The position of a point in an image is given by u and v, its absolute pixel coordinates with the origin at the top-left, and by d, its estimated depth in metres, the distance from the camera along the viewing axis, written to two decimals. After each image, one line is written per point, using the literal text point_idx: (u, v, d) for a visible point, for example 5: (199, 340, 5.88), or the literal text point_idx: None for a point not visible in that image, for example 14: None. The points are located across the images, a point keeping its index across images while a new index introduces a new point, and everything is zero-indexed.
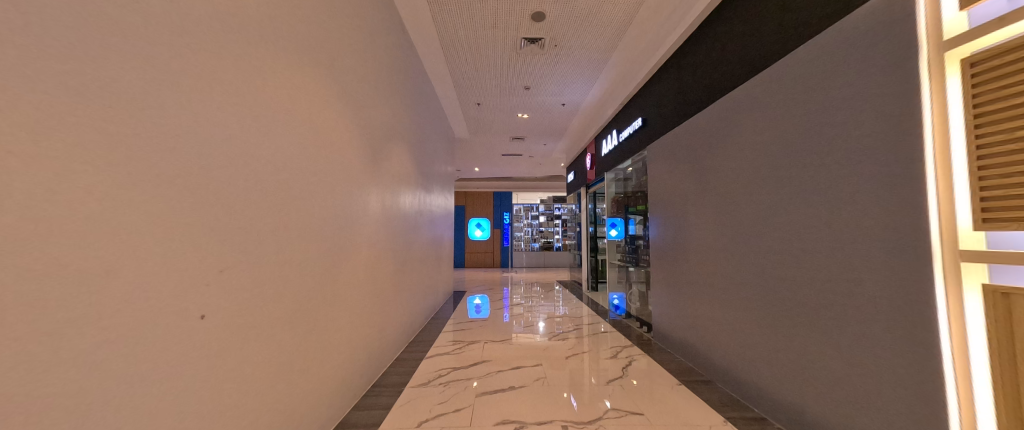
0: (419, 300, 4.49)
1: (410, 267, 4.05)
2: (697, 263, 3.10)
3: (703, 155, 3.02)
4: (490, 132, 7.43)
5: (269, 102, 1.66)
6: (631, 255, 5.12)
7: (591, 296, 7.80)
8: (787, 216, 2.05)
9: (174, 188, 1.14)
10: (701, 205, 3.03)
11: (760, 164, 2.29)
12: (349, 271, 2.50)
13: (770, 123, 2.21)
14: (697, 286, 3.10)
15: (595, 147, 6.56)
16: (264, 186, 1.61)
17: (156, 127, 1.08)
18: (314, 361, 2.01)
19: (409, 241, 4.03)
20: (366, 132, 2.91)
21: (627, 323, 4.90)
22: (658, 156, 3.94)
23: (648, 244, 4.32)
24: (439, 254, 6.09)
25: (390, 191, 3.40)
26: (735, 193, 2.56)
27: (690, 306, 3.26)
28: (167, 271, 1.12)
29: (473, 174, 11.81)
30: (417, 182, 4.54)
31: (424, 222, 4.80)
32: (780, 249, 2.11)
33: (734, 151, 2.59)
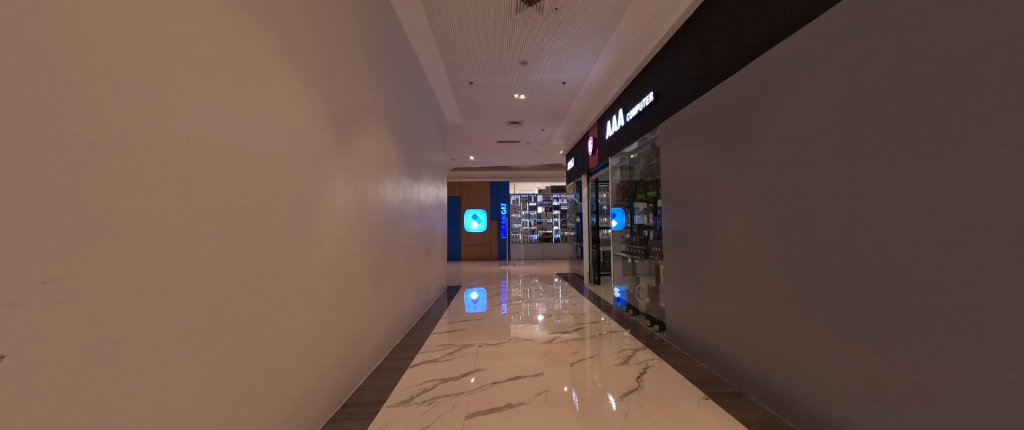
0: (406, 300, 4.08)
1: (393, 262, 3.64)
2: (731, 257, 2.72)
3: (740, 134, 2.62)
4: (484, 115, 6.95)
5: (208, 51, 1.26)
6: (637, 246, 4.72)
7: (593, 290, 7.42)
8: (865, 201, 1.67)
9: (49, 165, 0.75)
10: (738, 192, 2.64)
11: (825, 140, 1.91)
12: (312, 271, 2.09)
13: (840, 90, 1.82)
14: (728, 284, 2.74)
15: (597, 130, 6.09)
16: (200, 164, 1.21)
17: (9, 56, 0.69)
18: (263, 387, 1.61)
19: (393, 233, 3.60)
20: (337, 106, 2.48)
21: (635, 320, 4.51)
22: (673, 137, 3.54)
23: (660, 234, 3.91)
24: (431, 248, 5.67)
25: (366, 176, 2.97)
26: (788, 175, 2.17)
27: (715, 306, 2.89)
28: (20, 282, 0.71)
29: (468, 162, 11.32)
30: (403, 169, 4.11)
31: (411, 212, 4.38)
32: (854, 240, 1.74)
33: (784, 126, 2.20)
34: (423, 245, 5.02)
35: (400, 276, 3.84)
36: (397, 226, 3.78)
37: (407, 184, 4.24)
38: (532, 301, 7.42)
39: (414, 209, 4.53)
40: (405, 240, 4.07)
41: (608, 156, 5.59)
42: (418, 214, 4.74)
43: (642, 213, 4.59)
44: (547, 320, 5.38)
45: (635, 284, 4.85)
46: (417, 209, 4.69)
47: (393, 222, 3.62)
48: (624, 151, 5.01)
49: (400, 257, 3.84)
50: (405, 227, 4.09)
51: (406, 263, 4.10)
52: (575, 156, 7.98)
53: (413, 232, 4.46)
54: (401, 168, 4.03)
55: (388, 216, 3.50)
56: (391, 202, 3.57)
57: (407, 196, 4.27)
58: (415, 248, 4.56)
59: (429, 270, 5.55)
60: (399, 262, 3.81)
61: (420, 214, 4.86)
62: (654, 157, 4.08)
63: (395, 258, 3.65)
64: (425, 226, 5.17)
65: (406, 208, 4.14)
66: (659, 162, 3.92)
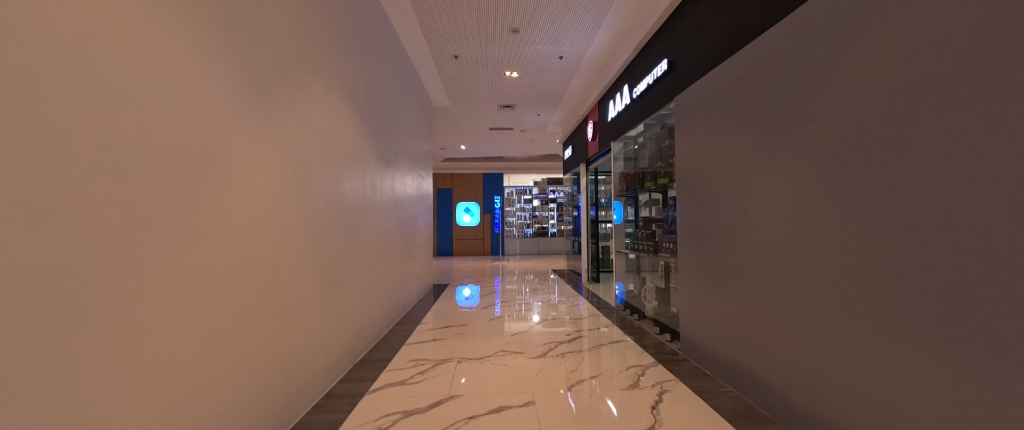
0: (376, 303, 3.52)
1: (356, 259, 3.07)
2: (769, 255, 2.20)
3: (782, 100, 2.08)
4: (473, 97, 6.33)
5: None
6: (644, 241, 4.18)
7: (592, 288, 6.88)
8: (1014, 177, 1.11)
9: None
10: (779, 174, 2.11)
11: (915, 96, 1.38)
12: (224, 276, 1.53)
13: (941, 21, 1.30)
14: (766, 287, 2.22)
15: (598, 113, 5.52)
16: None
17: None
18: None
19: (355, 225, 3.04)
20: (274, 60, 1.92)
21: (641, 325, 3.97)
22: (692, 112, 2.99)
23: (674, 228, 3.36)
24: (412, 242, 5.10)
25: (314, 155, 2.39)
26: (852, 147, 1.64)
27: (749, 314, 2.37)
28: None
29: (460, 152, 10.69)
30: (373, 152, 3.53)
31: (384, 202, 3.80)
32: (967, 232, 1.22)
33: (845, 84, 1.68)
34: (400, 240, 4.45)
35: (366, 276, 3.28)
36: (362, 217, 3.21)
37: (378, 170, 3.67)
38: (526, 300, 6.89)
39: (388, 198, 3.96)
40: (375, 234, 3.51)
41: (611, 141, 5.00)
42: (393, 205, 4.16)
43: (650, 204, 4.04)
44: (541, 322, 4.83)
45: (640, 284, 4.31)
46: (392, 198, 4.11)
47: (355, 212, 3.05)
48: (630, 134, 4.44)
49: (366, 254, 3.27)
50: (375, 219, 3.52)
51: (376, 261, 3.53)
52: (573, 144, 7.42)
53: (387, 225, 3.89)
54: (370, 150, 3.45)
55: (348, 205, 2.93)
56: (352, 188, 3.00)
57: (379, 183, 3.70)
58: (390, 243, 4.00)
59: (410, 266, 4.98)
60: (365, 259, 3.24)
61: (396, 204, 4.29)
62: (667, 138, 3.52)
63: (358, 255, 3.10)
64: (404, 218, 4.61)
65: (376, 195, 3.56)
66: (673, 144, 3.37)
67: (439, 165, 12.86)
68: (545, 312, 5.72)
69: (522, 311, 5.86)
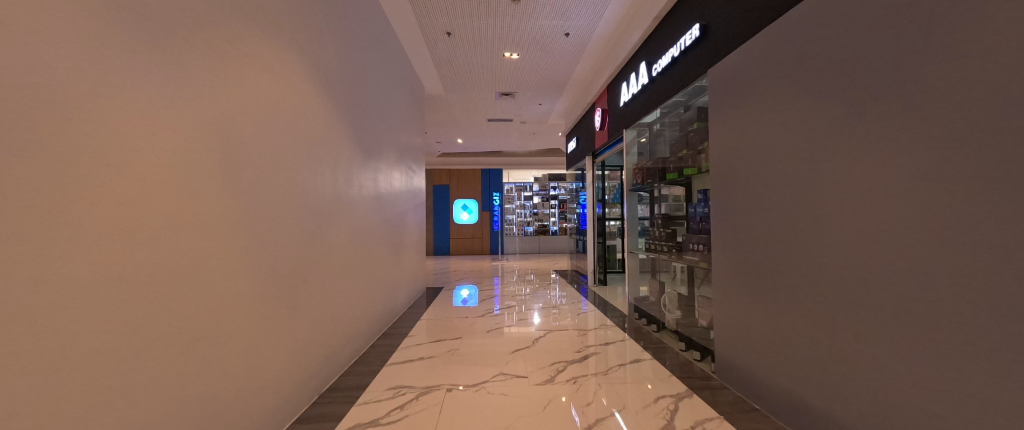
0: (354, 313, 3.03)
1: (326, 264, 2.57)
2: (834, 260, 1.71)
3: (855, 58, 1.60)
4: (469, 82, 5.81)
5: None
6: (665, 241, 3.65)
7: (598, 291, 6.38)
8: None
9: None
10: (850, 154, 1.61)
11: None
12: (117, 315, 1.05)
13: None
14: (831, 301, 1.75)
15: (607, 99, 4.99)
16: None
17: None
18: None
19: (325, 222, 2.55)
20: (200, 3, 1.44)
21: (662, 338, 3.45)
22: (730, 86, 2.49)
23: (706, 227, 2.83)
24: (400, 242, 4.58)
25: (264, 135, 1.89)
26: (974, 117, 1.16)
27: (810, 333, 1.89)
28: None
29: (456, 145, 10.15)
30: (349, 136, 3.02)
31: (364, 195, 3.30)
32: None
33: (966, 21, 1.20)
34: (386, 239, 3.95)
35: (339, 282, 2.78)
36: (335, 211, 2.71)
37: (357, 158, 3.18)
38: (526, 302, 6.39)
39: (369, 192, 3.46)
40: (351, 233, 3.02)
41: (624, 128, 4.46)
42: (376, 200, 3.65)
43: (673, 199, 3.50)
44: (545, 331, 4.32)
45: (659, 290, 3.78)
46: (375, 191, 3.61)
47: (324, 207, 2.55)
48: (647, 119, 3.91)
49: (340, 257, 2.78)
50: (351, 214, 3.02)
51: (353, 264, 3.03)
52: (577, 135, 6.89)
53: (368, 222, 3.39)
54: (346, 135, 2.95)
55: (315, 198, 2.42)
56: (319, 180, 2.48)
57: (358, 175, 3.20)
58: (372, 242, 3.50)
59: (398, 267, 4.47)
60: (338, 262, 2.75)
61: (381, 197, 3.79)
62: (698, 122, 2.99)
63: (329, 258, 2.61)
64: (390, 214, 4.11)
65: (352, 188, 3.06)
66: (705, 127, 2.84)
67: (435, 160, 12.32)
68: (548, 316, 5.23)
69: (522, 315, 5.36)
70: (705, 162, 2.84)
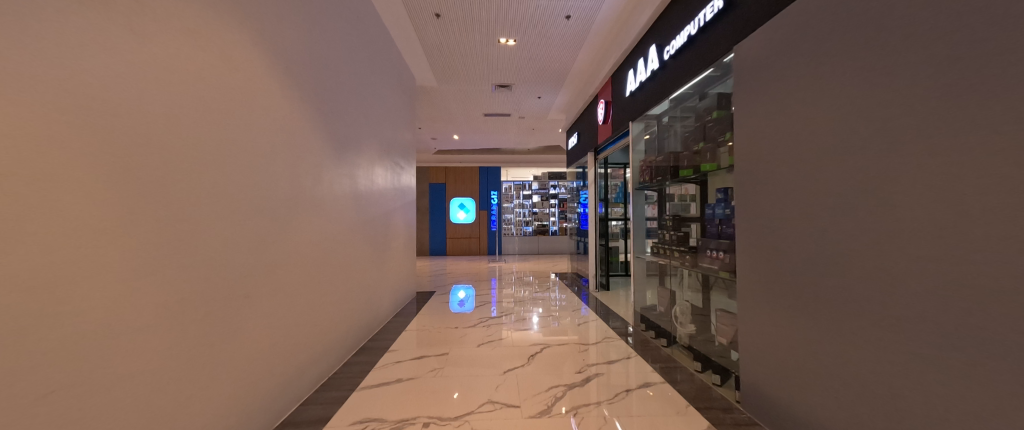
0: (321, 324, 2.68)
1: (284, 272, 2.21)
2: (894, 272, 1.37)
3: (920, 17, 1.27)
4: (462, 71, 5.43)
5: None
6: (678, 246, 3.22)
7: (600, 296, 5.99)
8: None
9: None
10: (919, 137, 1.27)
11: None
12: None
13: None
14: (889, 322, 1.40)
15: (611, 89, 4.62)
16: None
17: None
18: None
19: (283, 221, 2.21)
20: None
21: (677, 356, 3.01)
22: (754, 65, 2.14)
23: (731, 230, 2.41)
24: (385, 243, 4.19)
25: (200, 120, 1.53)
26: None
27: (857, 359, 1.54)
28: None
29: (453, 142, 9.77)
30: (318, 125, 2.68)
31: (338, 192, 2.95)
32: None
33: None
34: (366, 240, 3.59)
35: (303, 290, 2.43)
36: (297, 209, 2.36)
37: (328, 150, 2.83)
38: (523, 307, 6.03)
39: (344, 188, 3.11)
40: (320, 234, 2.67)
41: (631, 121, 4.06)
42: (354, 198, 3.30)
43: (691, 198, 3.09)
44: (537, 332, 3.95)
45: (671, 300, 3.34)
46: (351, 188, 3.26)
47: (283, 203, 2.20)
48: (659, 108, 3.51)
49: (304, 261, 2.44)
50: (319, 213, 2.66)
51: (322, 269, 2.69)
52: (579, 130, 6.50)
53: (342, 222, 3.04)
54: (314, 123, 2.61)
55: (271, 193, 2.08)
56: (276, 172, 2.12)
57: (329, 169, 2.85)
58: (349, 244, 3.15)
59: (382, 271, 4.11)
60: (301, 267, 2.40)
61: (359, 195, 3.44)
62: (722, 107, 2.57)
63: (289, 264, 2.27)
64: (371, 214, 3.76)
65: (321, 183, 2.71)
66: (732, 113, 2.42)
67: (431, 157, 11.95)
68: (546, 321, 4.86)
69: (518, 319, 4.99)
70: (729, 153, 2.43)
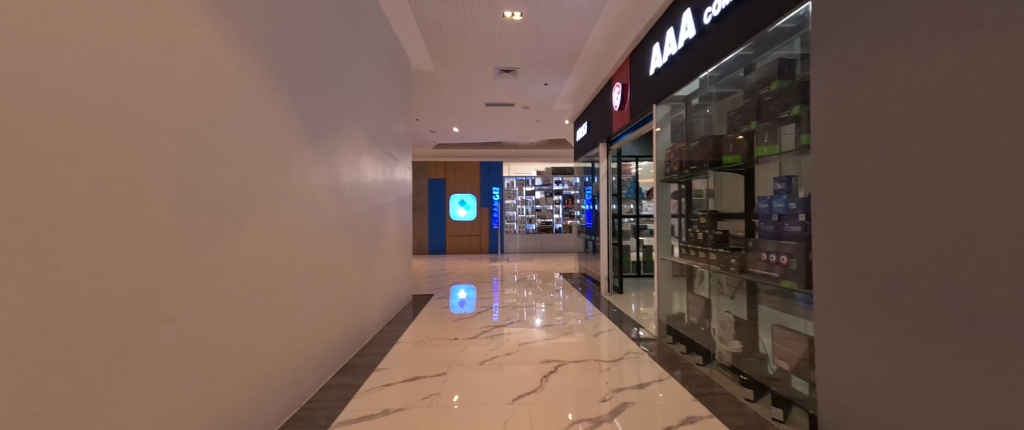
0: (289, 340, 2.22)
1: (240, 282, 1.76)
2: None
3: None
4: (462, 52, 4.93)
5: None
6: (721, 248, 2.66)
7: (612, 299, 5.52)
8: None
9: None
10: None
11: None
12: None
13: None
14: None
15: (629, 70, 4.12)
16: None
17: None
18: None
19: (242, 218, 1.75)
20: None
21: (724, 382, 2.45)
22: (825, 17, 1.67)
23: (806, 228, 1.86)
24: (375, 242, 3.71)
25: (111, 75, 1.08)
26: None
27: (1003, 408, 1.07)
28: None
29: (452, 134, 9.28)
30: (290, 100, 2.22)
31: (310, 182, 2.49)
32: None
33: None
34: (350, 239, 3.13)
35: (266, 302, 1.98)
36: (261, 203, 1.91)
37: (301, 134, 2.37)
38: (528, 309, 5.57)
39: (321, 179, 2.66)
40: (288, 232, 2.21)
41: (655, 104, 3.52)
42: (335, 190, 2.83)
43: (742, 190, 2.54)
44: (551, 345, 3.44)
45: (711, 313, 2.79)
46: (331, 179, 2.80)
47: (243, 195, 1.75)
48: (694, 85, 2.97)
49: (268, 267, 1.98)
50: (287, 208, 2.20)
51: (291, 276, 2.23)
52: (589, 119, 6.01)
53: (316, 218, 2.58)
54: (284, 97, 2.15)
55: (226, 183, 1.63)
56: (231, 157, 1.66)
57: (302, 154, 2.38)
58: (325, 243, 2.69)
59: (372, 274, 3.65)
60: (264, 273, 1.95)
61: (342, 187, 2.98)
62: (788, 73, 2.03)
63: (249, 271, 1.82)
64: (358, 210, 3.31)
65: (292, 173, 2.25)
66: (805, 77, 1.89)
67: (429, 152, 11.44)
68: (554, 326, 4.36)
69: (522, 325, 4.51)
70: (801, 129, 1.90)
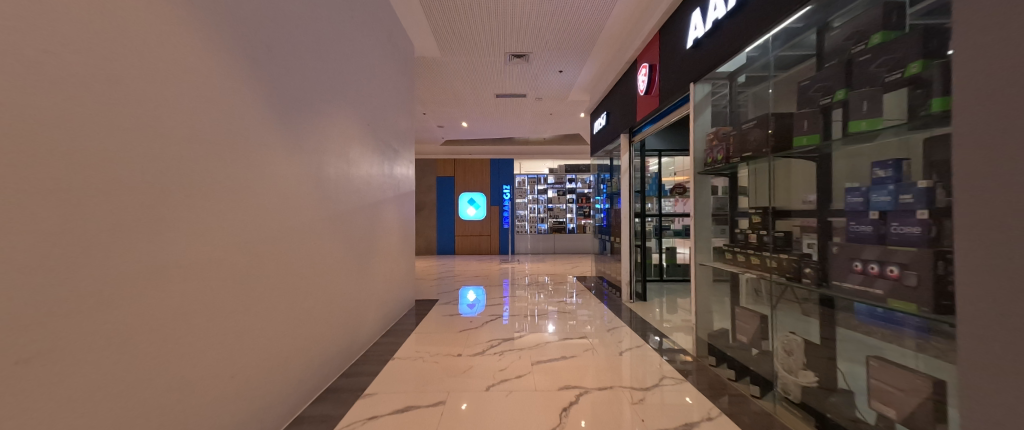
0: (259, 359, 1.82)
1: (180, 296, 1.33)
2: None
3: None
4: (469, 34, 4.48)
5: None
6: (787, 256, 2.12)
7: (633, 306, 5.01)
8: None
9: None
10: None
11: None
12: None
13: None
14: None
15: (656, 49, 3.63)
16: None
17: None
18: None
19: (188, 210, 1.36)
20: None
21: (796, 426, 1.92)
22: None
23: (935, 234, 1.34)
24: (368, 244, 3.28)
25: None
26: None
27: None
28: None
29: (461, 129, 8.86)
30: (257, 68, 1.81)
31: (284, 170, 2.08)
32: None
33: None
34: (337, 238, 2.73)
35: (222, 317, 1.57)
36: (216, 192, 1.51)
37: (273, 112, 1.97)
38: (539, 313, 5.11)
39: (301, 168, 2.26)
40: (256, 230, 1.81)
41: (692, 83, 2.95)
42: (315, 183, 2.41)
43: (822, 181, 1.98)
44: (571, 359, 2.94)
45: (772, 336, 2.25)
46: (312, 168, 2.39)
47: (186, 182, 1.35)
48: (746, 55, 2.41)
49: (226, 273, 1.59)
50: (255, 201, 1.80)
51: (258, 282, 1.83)
52: (608, 109, 5.50)
53: (294, 213, 2.18)
54: (248, 63, 1.74)
55: (159, 163, 1.23)
56: (162, 132, 1.24)
57: (274, 136, 1.97)
58: (305, 243, 2.29)
59: (367, 277, 3.25)
60: (221, 281, 1.55)
61: (326, 179, 2.58)
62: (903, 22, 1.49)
63: (199, 277, 1.43)
64: (348, 205, 2.91)
65: (261, 159, 1.85)
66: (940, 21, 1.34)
67: (438, 149, 11.06)
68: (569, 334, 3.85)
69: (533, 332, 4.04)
70: (928, 95, 1.36)
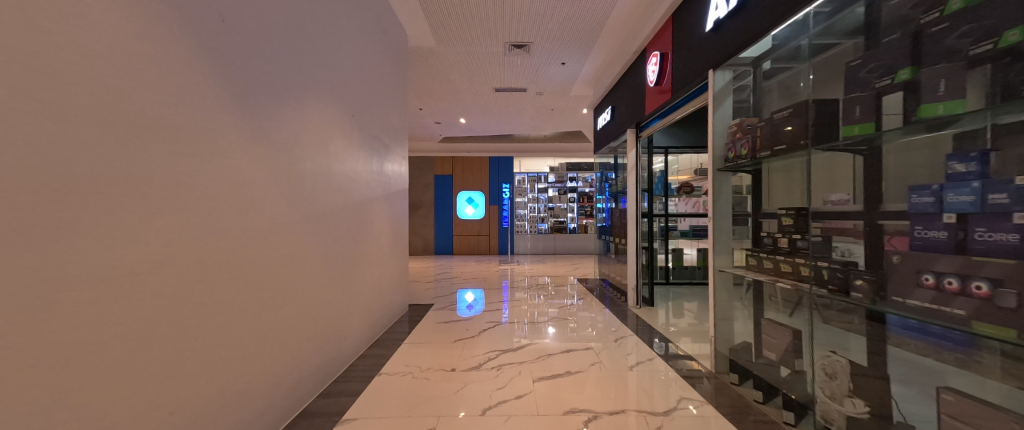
0: (218, 384, 1.56)
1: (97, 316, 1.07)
2: None
3: None
4: (466, 23, 4.21)
5: None
6: (829, 265, 1.82)
7: (640, 312, 4.73)
8: None
9: None
10: None
11: None
12: None
13: None
14: None
15: (668, 37, 3.36)
16: None
17: None
18: None
19: (109, 211, 1.09)
20: None
21: None
22: None
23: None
24: (354, 246, 3.01)
25: None
26: None
27: None
28: None
29: (460, 126, 8.59)
30: (213, 42, 1.54)
31: (251, 164, 1.81)
32: None
33: None
34: (318, 240, 2.47)
35: (166, 337, 1.31)
36: (153, 190, 1.24)
37: (236, 96, 1.70)
38: (539, 317, 4.85)
39: (272, 161, 1.99)
40: (215, 232, 1.55)
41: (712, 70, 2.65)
42: (289, 179, 2.14)
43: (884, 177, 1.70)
44: (578, 374, 2.65)
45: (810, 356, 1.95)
46: (286, 162, 2.13)
47: (108, 175, 1.09)
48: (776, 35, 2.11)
49: (172, 285, 1.33)
50: (213, 198, 1.54)
51: (217, 294, 1.56)
52: (613, 103, 5.22)
53: (265, 213, 1.91)
54: (199, 35, 1.47)
55: (60, 151, 0.96)
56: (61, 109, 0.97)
57: (236, 124, 1.70)
58: (278, 246, 2.03)
59: (353, 282, 2.98)
60: (164, 295, 1.29)
61: (303, 175, 2.31)
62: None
63: (130, 291, 1.17)
64: (330, 204, 2.64)
65: (220, 150, 1.58)
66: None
67: (436, 146, 10.79)
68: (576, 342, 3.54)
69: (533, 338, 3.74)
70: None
